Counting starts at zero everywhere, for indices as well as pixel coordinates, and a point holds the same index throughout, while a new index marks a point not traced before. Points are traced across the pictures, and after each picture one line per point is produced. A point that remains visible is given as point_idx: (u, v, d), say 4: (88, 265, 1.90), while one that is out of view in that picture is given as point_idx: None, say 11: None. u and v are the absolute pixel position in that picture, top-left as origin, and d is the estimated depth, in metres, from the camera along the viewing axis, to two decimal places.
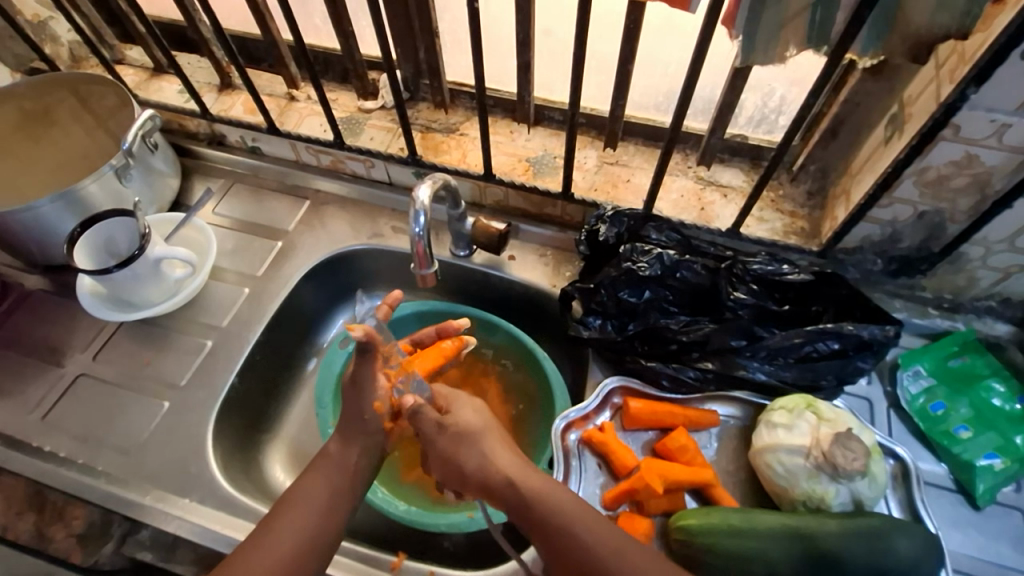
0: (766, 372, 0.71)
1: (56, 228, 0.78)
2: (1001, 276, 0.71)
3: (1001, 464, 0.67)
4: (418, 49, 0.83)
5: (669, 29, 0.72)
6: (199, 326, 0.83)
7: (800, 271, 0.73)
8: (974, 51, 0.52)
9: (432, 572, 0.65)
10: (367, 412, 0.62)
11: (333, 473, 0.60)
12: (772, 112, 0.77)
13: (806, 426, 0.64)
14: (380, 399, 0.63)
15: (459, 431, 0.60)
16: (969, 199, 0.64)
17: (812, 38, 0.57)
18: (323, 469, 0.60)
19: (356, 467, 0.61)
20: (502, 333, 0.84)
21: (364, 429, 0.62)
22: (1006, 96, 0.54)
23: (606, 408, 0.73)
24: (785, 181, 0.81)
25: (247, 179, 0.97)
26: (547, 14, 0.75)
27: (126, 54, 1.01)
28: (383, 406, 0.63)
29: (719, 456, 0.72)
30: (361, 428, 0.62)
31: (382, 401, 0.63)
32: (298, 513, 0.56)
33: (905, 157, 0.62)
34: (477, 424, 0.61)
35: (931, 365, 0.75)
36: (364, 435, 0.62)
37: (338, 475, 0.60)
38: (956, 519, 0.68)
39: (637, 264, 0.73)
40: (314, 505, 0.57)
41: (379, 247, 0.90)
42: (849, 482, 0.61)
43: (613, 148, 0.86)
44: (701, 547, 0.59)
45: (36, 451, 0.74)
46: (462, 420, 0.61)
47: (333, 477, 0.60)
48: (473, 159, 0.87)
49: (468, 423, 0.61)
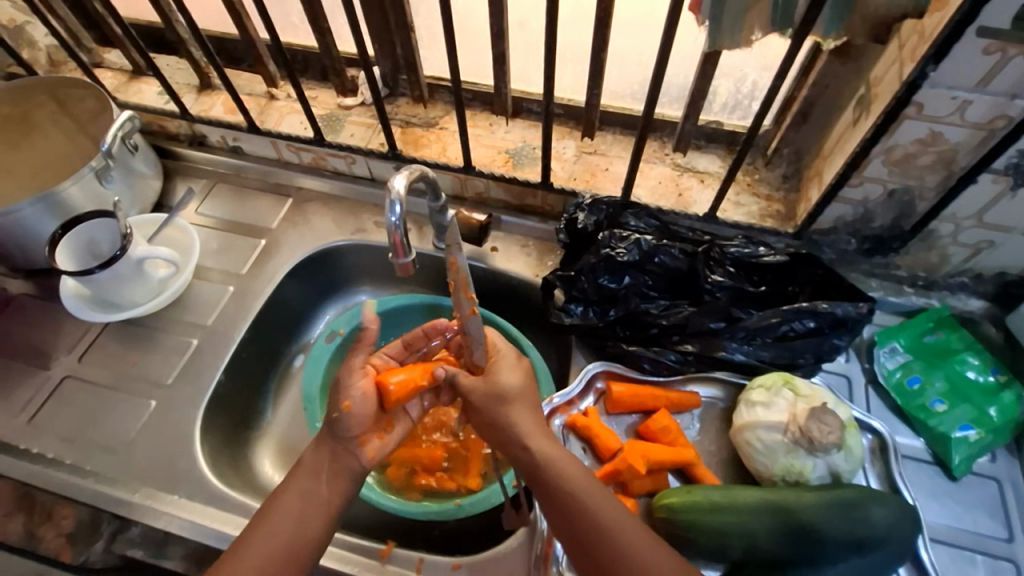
0: (745, 352, 0.72)
1: (37, 231, 0.79)
2: (972, 252, 0.73)
3: (976, 435, 0.69)
4: (395, 44, 0.83)
5: (639, 18, 0.73)
6: (185, 325, 0.84)
7: (776, 252, 0.74)
8: (933, 29, 0.54)
9: (420, 560, 0.65)
10: (336, 411, 0.61)
11: (309, 480, 0.59)
12: (745, 97, 0.78)
13: (784, 403, 0.66)
14: (350, 398, 0.61)
15: (491, 393, 0.59)
16: (936, 175, 0.65)
17: (776, 20, 0.58)
18: (303, 480, 0.59)
19: (330, 470, 0.60)
20: (491, 326, 0.85)
21: (336, 431, 0.61)
22: (966, 73, 0.55)
23: (590, 393, 0.74)
24: (761, 165, 0.83)
25: (229, 179, 0.97)
26: (520, 6, 0.76)
27: (104, 58, 1.02)
28: (353, 407, 0.61)
29: (702, 436, 0.73)
30: (335, 429, 0.61)
31: (352, 401, 0.61)
32: (278, 522, 0.56)
33: (871, 136, 0.63)
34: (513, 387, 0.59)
35: (907, 341, 0.76)
36: (337, 439, 0.61)
37: (315, 486, 0.58)
38: (934, 491, 0.69)
39: (616, 250, 0.74)
40: (285, 524, 0.56)
41: (363, 242, 0.90)
42: (826, 455, 0.63)
43: (591, 138, 0.87)
44: (685, 523, 0.60)
45: (24, 453, 0.75)
46: (502, 382, 0.59)
47: (308, 484, 0.58)
48: (453, 152, 0.88)
49: (505, 387, 0.59)
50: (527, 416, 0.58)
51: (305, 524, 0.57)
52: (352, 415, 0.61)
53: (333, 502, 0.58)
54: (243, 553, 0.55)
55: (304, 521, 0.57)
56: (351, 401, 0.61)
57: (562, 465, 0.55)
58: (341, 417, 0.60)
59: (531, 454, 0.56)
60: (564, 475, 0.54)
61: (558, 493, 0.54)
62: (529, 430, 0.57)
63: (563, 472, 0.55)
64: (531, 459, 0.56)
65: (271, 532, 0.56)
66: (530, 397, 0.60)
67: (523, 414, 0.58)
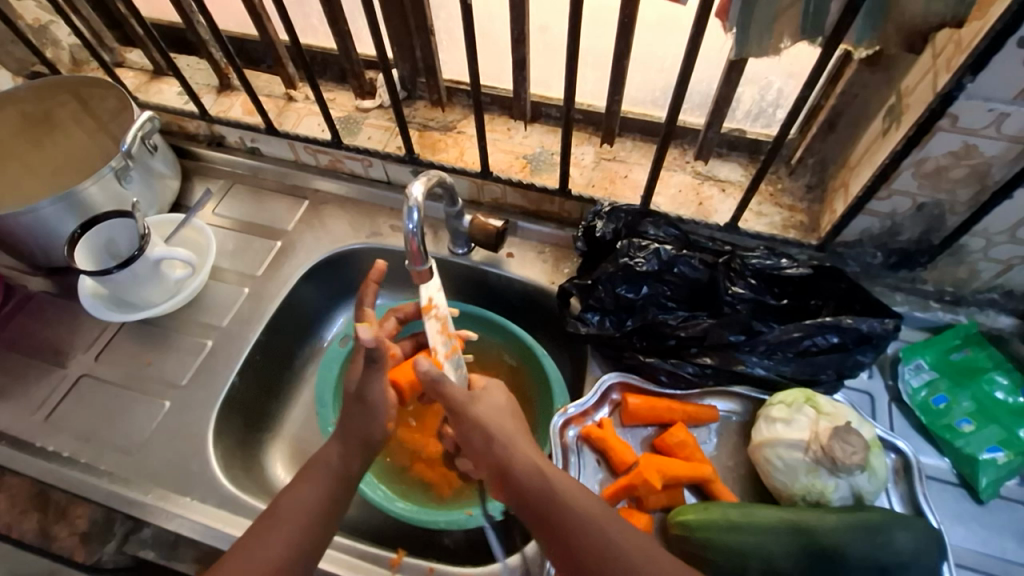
0: (766, 366, 0.70)
1: (58, 230, 0.79)
2: (1003, 268, 0.71)
3: (1005, 457, 0.66)
4: (415, 47, 0.83)
5: (663, 23, 0.71)
6: (200, 326, 0.84)
7: (799, 265, 0.72)
8: (970, 40, 0.52)
9: (431, 570, 0.65)
10: (379, 432, 0.60)
11: (335, 481, 0.59)
12: (769, 105, 0.76)
13: (806, 420, 0.64)
14: (393, 419, 0.61)
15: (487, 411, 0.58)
16: (968, 190, 0.63)
17: (806, 27, 0.56)
18: (320, 474, 0.59)
19: (349, 469, 0.59)
20: (506, 333, 0.84)
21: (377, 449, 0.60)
22: (1003, 84, 0.53)
23: (605, 404, 0.73)
24: (784, 175, 0.81)
25: (247, 180, 0.98)
26: (542, 11, 0.75)
27: (126, 58, 1.02)
28: (397, 425, 0.61)
29: (719, 451, 0.71)
30: (375, 446, 0.60)
31: (396, 422, 0.61)
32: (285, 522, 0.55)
33: (902, 148, 0.61)
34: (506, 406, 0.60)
35: (933, 358, 0.74)
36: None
37: (340, 487, 0.58)
38: (959, 513, 0.67)
39: (635, 259, 0.72)
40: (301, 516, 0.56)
41: (378, 246, 0.90)
42: (849, 476, 0.61)
43: (610, 144, 0.86)
44: (701, 542, 0.59)
45: (40, 450, 0.75)
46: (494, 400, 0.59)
47: (335, 488, 0.58)
48: (470, 157, 0.87)
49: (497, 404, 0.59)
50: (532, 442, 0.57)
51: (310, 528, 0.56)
52: (400, 434, 0.61)
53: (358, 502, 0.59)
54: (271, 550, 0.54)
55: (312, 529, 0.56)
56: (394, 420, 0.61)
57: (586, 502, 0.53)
58: (383, 438, 0.60)
59: (554, 494, 0.53)
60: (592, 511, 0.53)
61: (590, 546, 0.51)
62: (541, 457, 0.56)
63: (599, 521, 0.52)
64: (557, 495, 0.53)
65: (287, 522, 0.55)
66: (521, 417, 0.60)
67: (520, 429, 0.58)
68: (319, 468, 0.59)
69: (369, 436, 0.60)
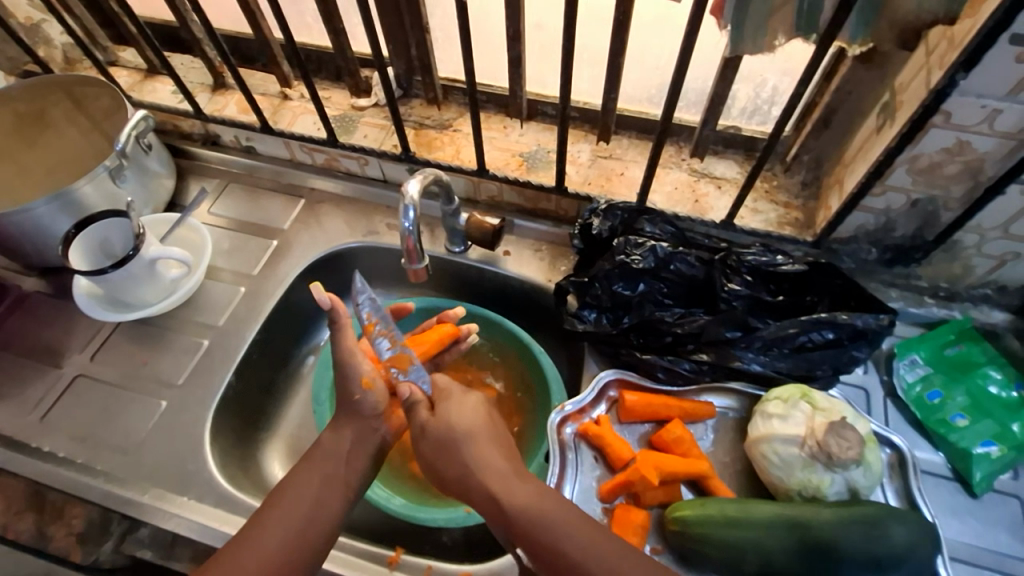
0: (761, 363, 0.71)
1: (52, 230, 0.79)
2: (996, 264, 0.71)
3: (998, 451, 0.67)
4: (410, 46, 0.83)
5: (658, 20, 0.71)
6: (196, 326, 0.84)
7: (794, 261, 0.72)
8: (963, 36, 0.52)
9: (429, 568, 0.65)
10: (357, 393, 0.63)
11: (327, 462, 0.60)
12: (764, 102, 0.76)
13: (801, 416, 0.64)
14: (368, 375, 0.64)
15: (443, 434, 0.59)
16: (962, 186, 0.64)
17: (800, 25, 0.56)
18: (320, 460, 0.60)
19: (349, 453, 0.61)
20: (502, 330, 0.84)
21: (360, 411, 0.63)
22: (997, 81, 0.53)
23: (602, 401, 0.73)
24: (779, 172, 0.81)
25: (242, 178, 0.97)
26: (537, 8, 0.75)
27: (119, 56, 1.01)
28: (373, 384, 0.64)
29: (715, 447, 0.72)
30: (357, 411, 0.63)
31: (370, 379, 0.64)
32: (292, 510, 0.56)
33: (896, 144, 0.61)
34: (464, 424, 0.60)
35: (927, 354, 0.75)
36: (359, 421, 0.63)
37: (332, 467, 0.60)
38: (953, 508, 0.68)
39: (631, 257, 0.72)
40: (305, 500, 0.57)
41: (374, 245, 0.89)
42: (844, 471, 0.62)
43: (606, 142, 0.86)
44: (697, 537, 0.60)
45: (35, 452, 0.75)
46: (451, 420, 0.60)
47: (325, 466, 0.60)
48: (466, 155, 0.87)
49: (455, 425, 0.60)
50: (492, 453, 0.59)
51: (315, 515, 0.56)
52: (374, 392, 0.64)
53: (351, 482, 0.60)
54: (264, 531, 0.55)
55: (318, 515, 0.57)
56: (371, 379, 0.64)
57: (549, 512, 0.54)
58: (365, 398, 0.63)
59: (507, 510, 0.54)
60: (559, 527, 0.52)
61: (543, 545, 0.52)
62: (501, 474, 0.57)
63: (548, 518, 0.53)
64: (505, 506, 0.54)
65: (291, 509, 0.56)
66: (487, 429, 0.61)
67: (482, 438, 0.60)
68: (322, 458, 0.61)
69: (352, 399, 0.64)
